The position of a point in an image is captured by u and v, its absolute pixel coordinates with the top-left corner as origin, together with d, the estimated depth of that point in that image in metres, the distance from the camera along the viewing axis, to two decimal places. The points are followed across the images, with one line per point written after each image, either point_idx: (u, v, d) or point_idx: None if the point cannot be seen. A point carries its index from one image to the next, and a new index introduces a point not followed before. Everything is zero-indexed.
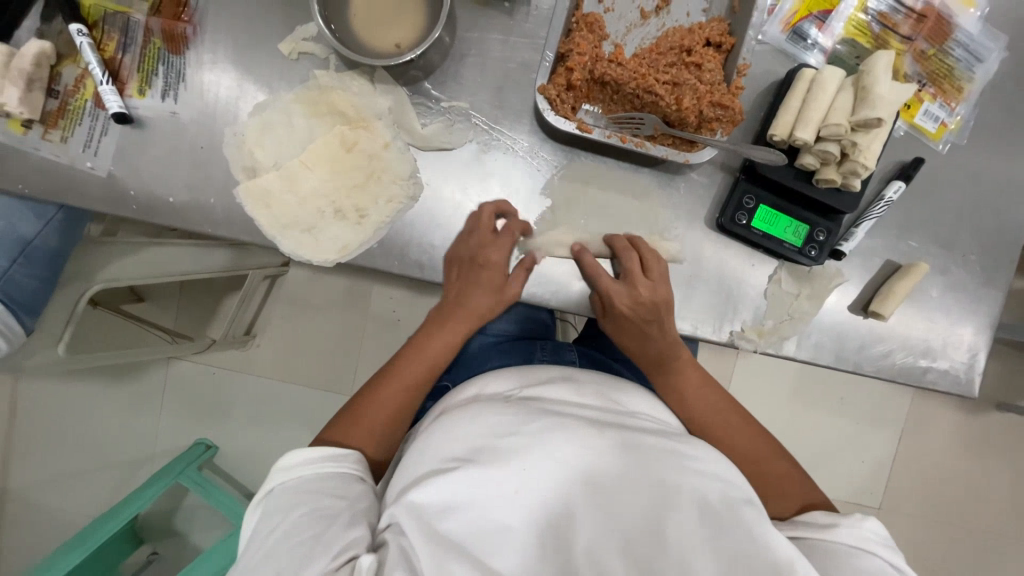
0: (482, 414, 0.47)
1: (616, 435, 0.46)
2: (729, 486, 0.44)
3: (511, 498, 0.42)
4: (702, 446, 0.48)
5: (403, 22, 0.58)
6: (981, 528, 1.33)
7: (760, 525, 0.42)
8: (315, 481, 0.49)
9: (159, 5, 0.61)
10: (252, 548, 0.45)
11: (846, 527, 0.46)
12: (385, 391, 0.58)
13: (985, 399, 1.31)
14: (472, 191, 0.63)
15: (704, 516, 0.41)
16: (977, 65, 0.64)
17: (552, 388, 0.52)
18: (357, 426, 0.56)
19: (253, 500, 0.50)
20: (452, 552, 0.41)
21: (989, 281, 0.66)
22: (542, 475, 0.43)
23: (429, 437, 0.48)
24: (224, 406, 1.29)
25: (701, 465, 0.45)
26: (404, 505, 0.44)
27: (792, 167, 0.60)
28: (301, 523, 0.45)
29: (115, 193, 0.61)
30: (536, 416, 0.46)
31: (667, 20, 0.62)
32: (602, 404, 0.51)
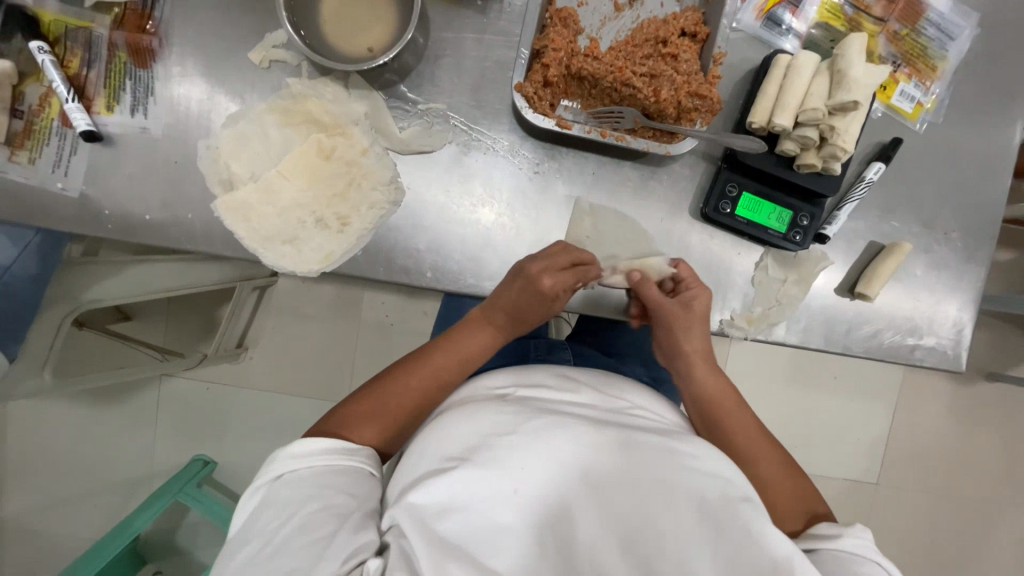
0: (480, 415, 0.47)
1: (612, 434, 0.45)
2: (726, 482, 0.44)
3: (509, 499, 0.42)
4: (700, 442, 0.48)
5: (375, 25, 0.57)
6: (975, 497, 1.36)
7: (758, 521, 0.42)
8: (329, 474, 0.48)
9: (122, 18, 0.60)
10: (259, 538, 0.43)
11: (849, 536, 0.46)
12: (399, 393, 0.56)
13: (973, 370, 1.34)
14: (455, 193, 0.62)
15: (702, 512, 0.42)
16: (950, 43, 0.64)
17: (549, 387, 0.51)
18: (364, 424, 0.54)
19: (255, 482, 0.49)
20: (449, 553, 0.40)
21: (971, 257, 0.67)
22: (540, 475, 0.42)
23: (427, 438, 0.48)
24: (218, 422, 1.28)
25: (699, 462, 0.45)
26: (404, 508, 0.43)
27: (773, 153, 0.60)
28: (314, 519, 0.44)
29: (89, 213, 0.60)
30: (535, 414, 0.46)
31: (641, 11, 0.62)
32: (598, 401, 0.51)
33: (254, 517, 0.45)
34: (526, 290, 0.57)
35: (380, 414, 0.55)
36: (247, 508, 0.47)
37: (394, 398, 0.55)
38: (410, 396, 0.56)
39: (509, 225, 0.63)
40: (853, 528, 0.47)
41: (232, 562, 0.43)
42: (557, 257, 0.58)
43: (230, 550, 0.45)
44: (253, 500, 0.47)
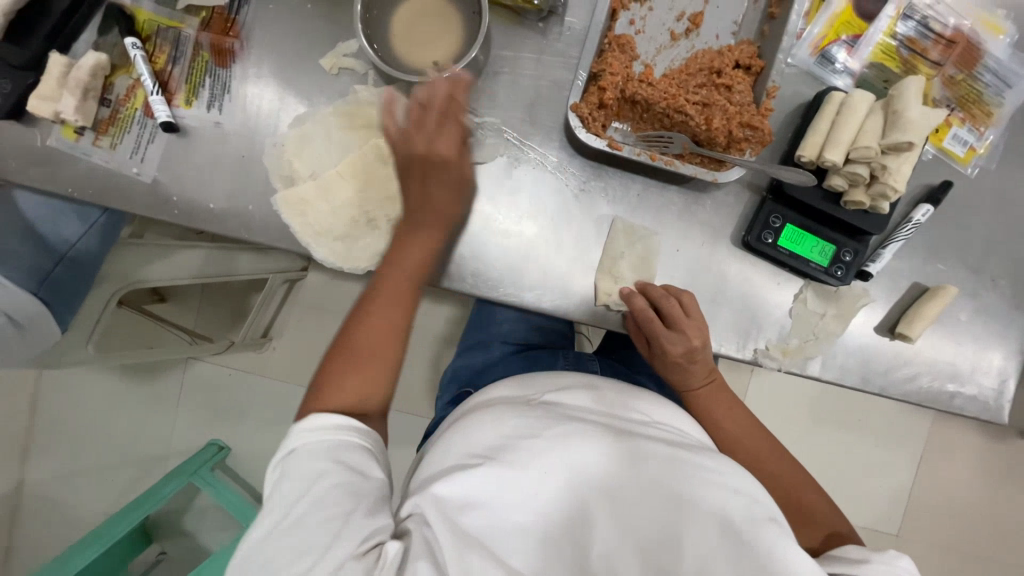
0: (505, 417, 0.48)
1: (635, 445, 0.46)
2: (752, 502, 0.44)
3: (530, 500, 0.43)
4: (725, 461, 0.47)
5: (441, 41, 0.60)
6: (1003, 560, 1.29)
7: (785, 544, 0.40)
8: (340, 450, 0.47)
9: (209, 21, 0.64)
10: (276, 512, 0.43)
11: (879, 563, 0.45)
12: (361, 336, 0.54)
13: (1009, 426, 1.28)
14: (502, 204, 0.64)
15: (724, 529, 0.41)
16: (1006, 91, 0.64)
17: (573, 394, 0.52)
18: (341, 382, 0.52)
19: (268, 457, 0.48)
20: (470, 546, 0.41)
21: (1018, 307, 0.65)
22: (561, 479, 0.44)
23: (452, 434, 0.50)
24: (240, 407, 1.31)
25: (723, 480, 0.45)
26: (428, 498, 0.45)
27: (820, 188, 0.61)
28: (328, 498, 0.43)
29: (159, 198, 0.64)
30: (559, 421, 0.47)
31: (697, 42, 0.63)
32: (622, 413, 0.51)
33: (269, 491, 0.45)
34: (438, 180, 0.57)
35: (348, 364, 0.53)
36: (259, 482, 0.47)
37: (359, 338, 0.54)
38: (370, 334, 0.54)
39: (551, 239, 0.64)
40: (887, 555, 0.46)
41: (249, 535, 0.43)
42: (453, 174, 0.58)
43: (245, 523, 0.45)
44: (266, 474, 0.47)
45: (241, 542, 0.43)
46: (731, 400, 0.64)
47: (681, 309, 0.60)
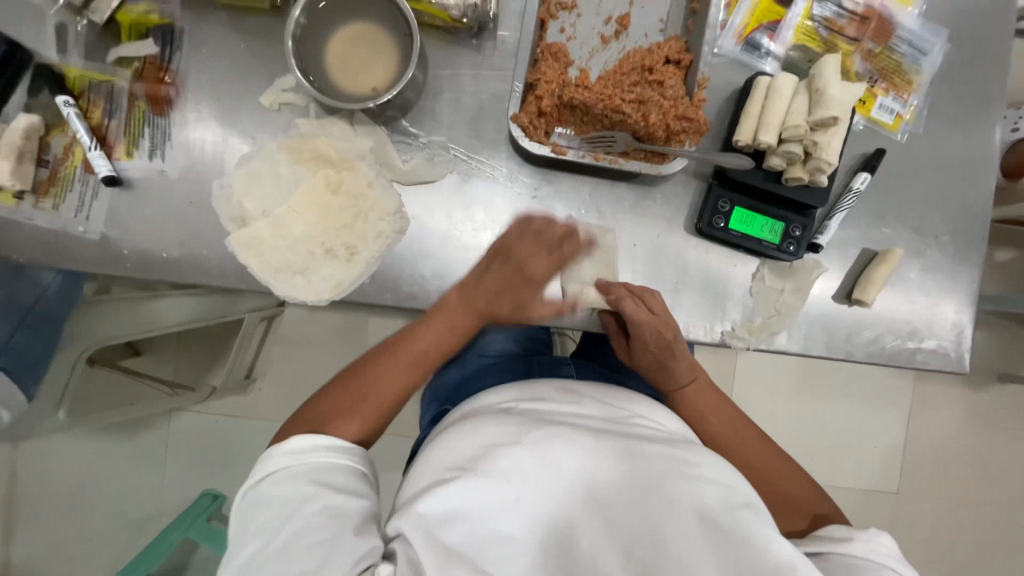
0: (484, 426, 0.48)
1: (613, 443, 0.47)
2: (727, 489, 0.45)
3: (512, 507, 0.43)
4: (702, 452, 0.48)
5: (377, 67, 0.60)
6: (995, 502, 1.33)
7: (760, 527, 0.42)
8: (324, 472, 0.48)
9: (142, 71, 0.64)
10: (261, 536, 0.44)
11: (860, 540, 0.46)
12: (379, 376, 0.57)
13: (984, 372, 1.33)
14: (458, 219, 0.65)
15: (704, 518, 0.42)
16: (922, 58, 0.67)
17: (549, 399, 0.52)
18: (346, 418, 0.54)
19: (246, 482, 0.48)
20: (453, 559, 0.40)
21: (963, 260, 0.68)
22: (541, 484, 0.44)
23: (432, 450, 0.49)
24: (228, 453, 1.28)
25: (703, 472, 0.45)
26: (410, 517, 0.43)
27: (760, 169, 0.63)
28: (316, 521, 0.44)
29: (110, 254, 0.63)
30: (537, 426, 0.47)
31: (627, 42, 0.65)
32: (599, 412, 0.51)
33: (252, 513, 0.45)
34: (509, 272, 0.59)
35: (360, 397, 0.55)
36: (238, 508, 0.47)
37: (377, 377, 0.57)
38: (394, 378, 0.57)
39: None
40: (868, 532, 0.47)
41: (233, 561, 0.44)
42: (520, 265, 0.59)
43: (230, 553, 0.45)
44: (245, 501, 0.47)
45: (228, 571, 0.44)
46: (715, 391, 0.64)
47: (647, 302, 0.61)
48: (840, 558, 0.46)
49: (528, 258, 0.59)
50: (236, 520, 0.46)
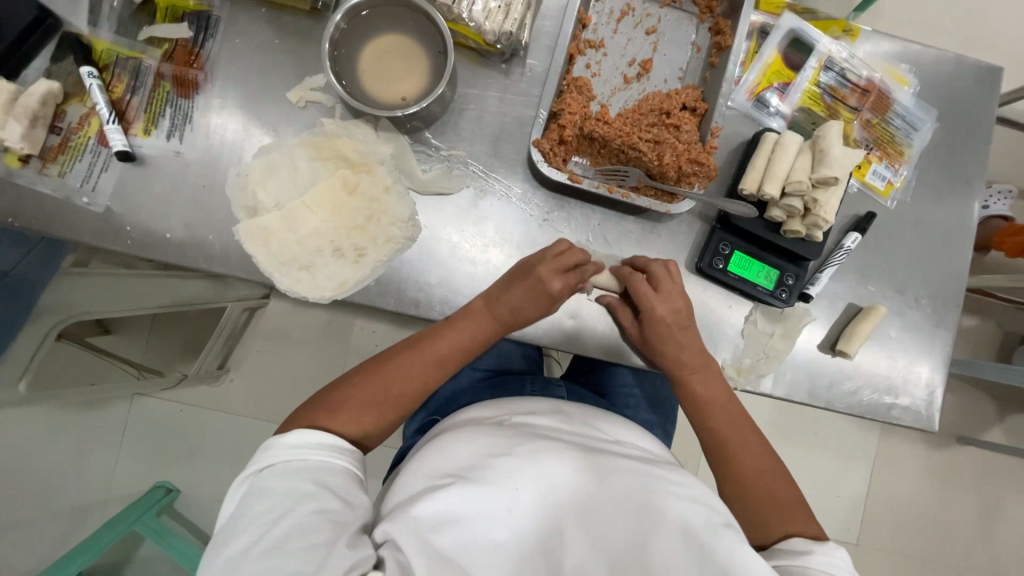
0: (477, 437, 0.48)
1: (602, 459, 0.47)
2: (709, 509, 0.45)
3: (503, 516, 0.43)
4: (685, 474, 0.49)
5: (409, 79, 0.62)
6: (950, 561, 1.38)
7: (741, 545, 0.42)
8: (321, 471, 0.47)
9: (171, 53, 0.64)
10: (252, 532, 0.42)
11: (818, 553, 0.48)
12: (396, 375, 0.57)
13: (948, 432, 1.38)
14: (468, 233, 0.67)
15: (688, 536, 0.42)
16: (914, 133, 0.73)
17: (541, 416, 0.53)
18: (357, 411, 0.54)
19: (243, 474, 0.47)
20: (443, 565, 0.40)
21: (940, 323, 0.72)
22: (532, 496, 0.44)
23: (424, 457, 0.49)
24: (193, 445, 1.24)
25: (683, 491, 0.46)
26: (402, 522, 0.43)
27: (761, 218, 0.66)
28: (311, 520, 0.43)
29: (112, 228, 0.62)
30: (529, 439, 0.48)
31: (648, 85, 0.69)
32: (589, 433, 0.52)
33: (241, 510, 0.44)
34: (529, 287, 0.60)
35: (372, 396, 0.55)
36: (230, 502, 0.46)
37: (393, 374, 0.57)
38: (410, 379, 0.57)
39: None
40: (825, 546, 0.49)
41: (220, 556, 0.42)
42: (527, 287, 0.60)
43: (214, 548, 0.43)
44: (240, 493, 0.46)
45: (211, 566, 0.42)
46: (725, 394, 0.63)
47: (660, 273, 0.64)
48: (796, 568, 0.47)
49: (549, 274, 0.60)
50: (229, 512, 0.45)
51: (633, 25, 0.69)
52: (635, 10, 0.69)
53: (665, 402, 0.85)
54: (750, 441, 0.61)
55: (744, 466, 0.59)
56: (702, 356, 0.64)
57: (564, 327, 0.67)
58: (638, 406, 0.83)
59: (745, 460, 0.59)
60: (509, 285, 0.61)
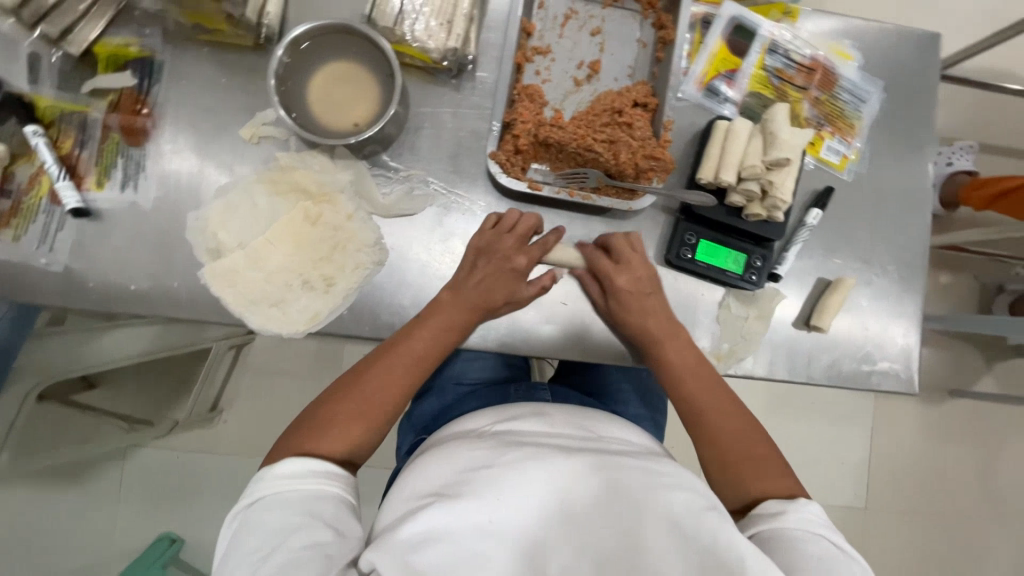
0: (459, 452, 0.48)
1: (586, 458, 0.47)
2: (694, 496, 0.46)
3: (488, 529, 0.42)
4: (671, 464, 0.49)
5: (359, 105, 0.62)
6: (954, 512, 1.40)
7: (725, 531, 0.43)
8: (312, 502, 0.47)
9: (117, 103, 0.63)
10: (245, 569, 0.43)
11: (792, 512, 0.50)
12: (373, 385, 0.57)
13: (940, 387, 1.41)
14: (437, 251, 0.67)
15: (674, 527, 0.43)
16: (862, 106, 0.74)
17: (523, 421, 0.53)
18: (342, 427, 0.54)
19: (234, 509, 0.48)
20: None
21: (908, 288, 0.74)
22: (517, 506, 0.43)
23: (409, 478, 0.49)
24: (190, 491, 1.21)
25: (669, 481, 0.46)
26: (384, 547, 0.43)
27: (723, 205, 0.67)
28: (301, 555, 0.42)
29: (75, 286, 0.61)
30: (510, 448, 0.48)
31: (598, 85, 0.69)
32: (573, 432, 0.52)
33: (235, 546, 0.44)
34: (496, 268, 0.62)
35: (355, 410, 0.55)
36: (223, 539, 0.46)
37: (370, 386, 0.57)
38: (388, 386, 0.57)
39: None
40: (798, 502, 0.51)
41: None
42: (495, 268, 0.62)
43: None
44: (231, 529, 0.46)
45: None
46: (699, 364, 0.64)
47: (623, 241, 0.65)
48: (778, 532, 0.48)
49: (514, 251, 0.63)
50: (222, 550, 0.45)
51: (578, 28, 0.70)
52: (578, 13, 0.70)
53: (654, 393, 0.86)
54: (729, 409, 0.61)
55: (721, 427, 0.60)
56: (673, 326, 0.65)
57: (543, 332, 0.67)
58: (628, 401, 0.83)
59: (724, 427, 0.59)
60: (474, 266, 0.63)
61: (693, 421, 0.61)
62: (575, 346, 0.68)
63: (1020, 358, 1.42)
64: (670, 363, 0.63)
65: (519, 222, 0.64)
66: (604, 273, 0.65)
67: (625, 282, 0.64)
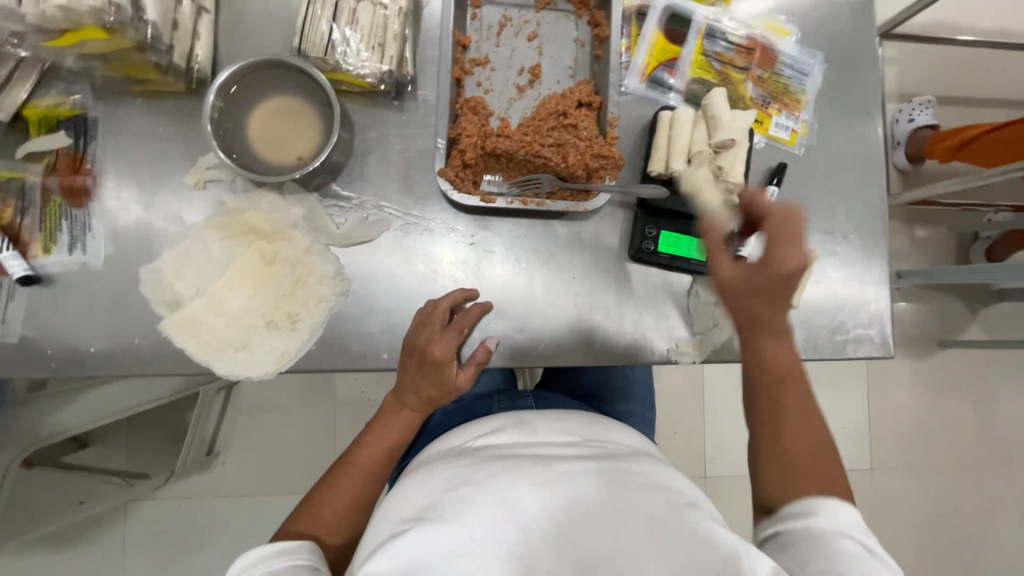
0: (436, 475, 0.48)
1: (562, 465, 0.46)
2: (671, 492, 0.45)
3: (465, 550, 0.41)
4: (647, 463, 0.49)
5: (301, 138, 0.61)
6: (958, 462, 1.42)
7: (704, 523, 0.43)
8: None
9: (55, 164, 0.62)
10: None
11: (824, 510, 0.46)
12: (351, 476, 0.58)
13: (928, 341, 1.42)
14: (400, 274, 0.66)
15: (653, 526, 0.42)
16: (805, 79, 0.75)
17: (500, 435, 0.53)
18: (332, 520, 0.55)
19: None
20: None
21: (873, 253, 0.74)
22: (494, 522, 0.42)
23: (389, 507, 0.48)
24: (192, 541, 1.19)
25: (646, 479, 0.46)
26: None
27: (678, 194, 0.68)
28: None
29: (33, 356, 0.60)
30: (486, 464, 0.47)
31: (542, 89, 0.69)
32: (549, 439, 0.52)
33: None
34: (418, 364, 0.60)
35: (342, 500, 0.56)
36: None
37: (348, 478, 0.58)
38: (364, 474, 0.58)
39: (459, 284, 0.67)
40: (830, 501, 0.46)
41: None
42: (422, 359, 0.60)
43: None
44: None
45: None
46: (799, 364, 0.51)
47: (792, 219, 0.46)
48: (805, 531, 0.45)
49: (429, 342, 0.60)
50: None
51: (514, 35, 0.70)
52: (513, 20, 0.70)
53: (641, 387, 0.86)
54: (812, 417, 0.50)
55: (794, 444, 0.49)
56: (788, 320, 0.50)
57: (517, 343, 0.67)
58: (615, 398, 0.83)
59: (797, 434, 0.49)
60: (404, 368, 0.61)
61: (764, 413, 0.50)
62: (551, 352, 0.67)
63: (1003, 302, 1.44)
64: (772, 362, 0.50)
65: (432, 313, 0.62)
66: (770, 246, 0.47)
67: (793, 268, 0.46)
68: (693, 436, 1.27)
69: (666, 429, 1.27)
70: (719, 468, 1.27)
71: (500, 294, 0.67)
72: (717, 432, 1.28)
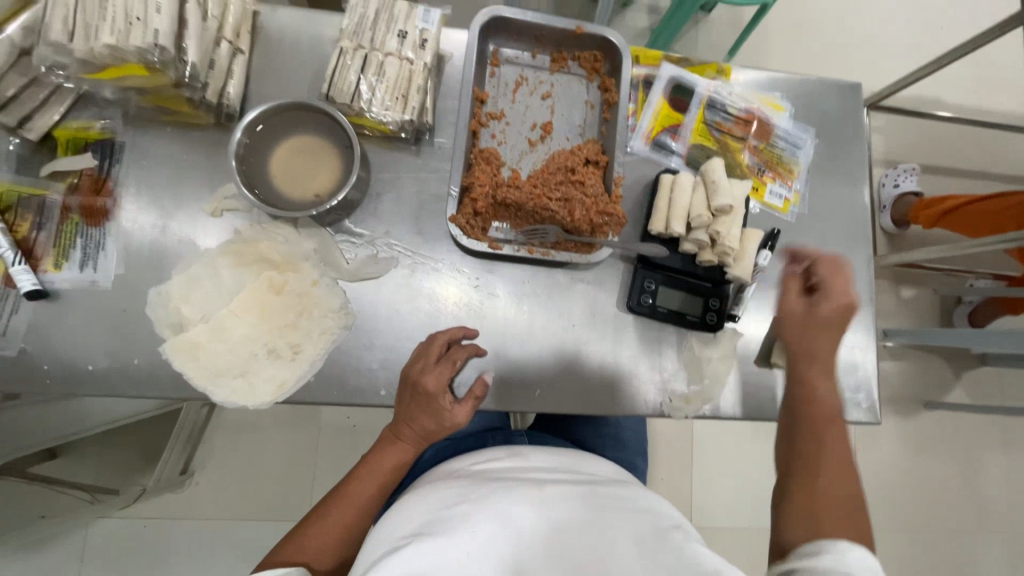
0: (433, 492, 0.48)
1: (554, 486, 0.47)
2: (657, 517, 0.46)
3: (461, 564, 0.39)
4: (635, 491, 0.50)
5: (320, 175, 0.64)
6: (943, 525, 1.41)
7: (691, 547, 0.43)
8: None
9: (78, 184, 0.64)
10: None
11: None
12: (345, 507, 0.57)
13: (913, 401, 1.44)
14: (403, 311, 0.67)
15: (642, 543, 0.42)
16: (798, 151, 0.80)
17: (493, 460, 0.53)
18: (325, 547, 0.55)
19: None
20: None
21: (860, 319, 0.77)
22: (490, 536, 0.41)
23: (384, 529, 0.46)
24: (156, 567, 1.14)
25: (635, 505, 0.47)
26: None
27: (676, 253, 0.71)
28: None
29: (28, 369, 0.60)
30: (482, 483, 0.47)
31: (552, 144, 0.73)
32: (540, 465, 0.52)
33: None
34: (413, 396, 0.60)
35: (332, 530, 0.56)
36: None
37: (339, 509, 0.57)
38: (358, 506, 0.58)
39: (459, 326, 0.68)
40: None
41: None
42: (416, 392, 0.60)
43: None
44: None
45: None
46: None
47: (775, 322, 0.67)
48: None
49: (422, 374, 0.60)
50: None
51: (528, 92, 0.74)
52: (528, 79, 0.75)
53: (632, 435, 0.86)
54: None
55: None
56: None
57: (512, 387, 0.67)
58: (607, 445, 0.83)
59: None
60: (400, 400, 0.62)
61: None
62: (548, 399, 0.68)
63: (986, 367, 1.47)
64: None
65: (429, 348, 0.62)
66: None
67: None
68: (682, 484, 1.26)
69: (654, 475, 1.26)
70: (706, 519, 1.25)
71: (499, 337, 0.69)
72: (706, 481, 1.27)
